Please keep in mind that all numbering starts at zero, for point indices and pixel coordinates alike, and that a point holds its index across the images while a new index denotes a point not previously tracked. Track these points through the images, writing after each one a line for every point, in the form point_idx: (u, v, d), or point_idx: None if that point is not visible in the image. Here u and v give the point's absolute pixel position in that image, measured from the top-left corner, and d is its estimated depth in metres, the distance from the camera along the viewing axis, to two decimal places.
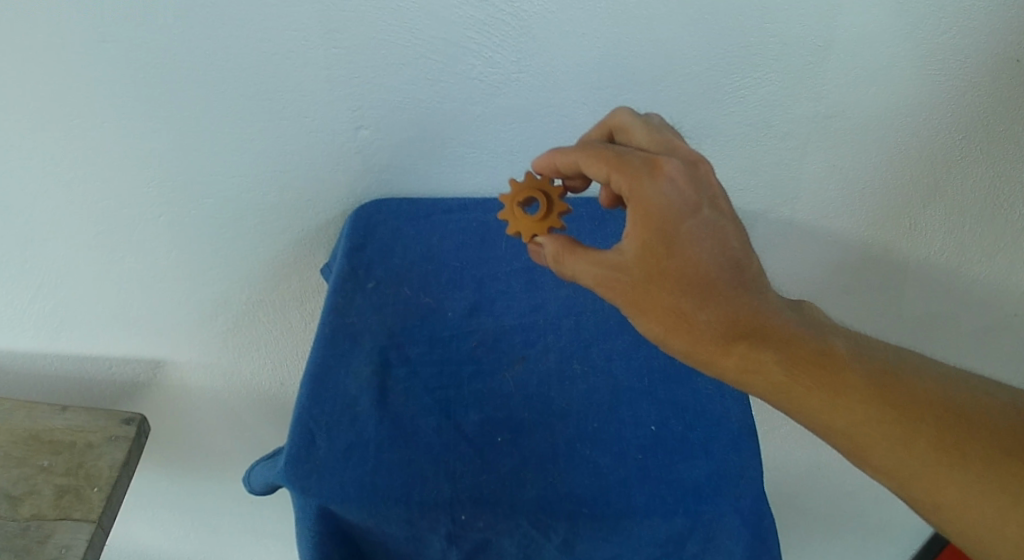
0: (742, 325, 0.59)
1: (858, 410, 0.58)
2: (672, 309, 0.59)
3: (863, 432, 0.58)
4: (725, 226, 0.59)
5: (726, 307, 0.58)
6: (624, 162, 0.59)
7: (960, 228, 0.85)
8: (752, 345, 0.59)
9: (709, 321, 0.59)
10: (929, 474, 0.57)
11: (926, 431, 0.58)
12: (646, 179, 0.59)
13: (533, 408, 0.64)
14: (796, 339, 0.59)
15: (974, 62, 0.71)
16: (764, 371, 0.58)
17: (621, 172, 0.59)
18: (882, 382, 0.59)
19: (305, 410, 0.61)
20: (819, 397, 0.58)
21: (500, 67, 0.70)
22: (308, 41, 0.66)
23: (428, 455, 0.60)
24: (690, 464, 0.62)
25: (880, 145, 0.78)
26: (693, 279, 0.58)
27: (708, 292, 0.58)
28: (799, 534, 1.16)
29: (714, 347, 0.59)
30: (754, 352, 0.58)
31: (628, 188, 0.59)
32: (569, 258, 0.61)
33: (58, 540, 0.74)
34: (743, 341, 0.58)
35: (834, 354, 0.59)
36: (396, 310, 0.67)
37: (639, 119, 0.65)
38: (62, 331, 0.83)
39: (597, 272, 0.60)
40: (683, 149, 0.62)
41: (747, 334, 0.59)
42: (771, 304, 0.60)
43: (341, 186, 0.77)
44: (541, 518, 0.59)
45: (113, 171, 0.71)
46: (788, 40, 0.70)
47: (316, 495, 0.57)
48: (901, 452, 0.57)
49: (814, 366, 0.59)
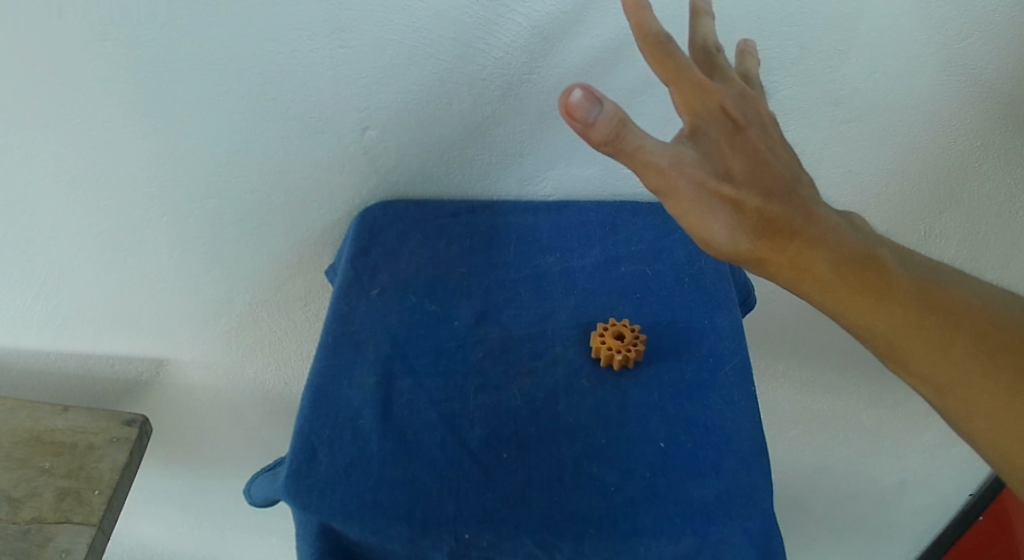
0: (794, 225, 0.52)
1: (894, 311, 0.52)
2: (727, 201, 0.50)
3: (900, 332, 0.52)
4: (774, 146, 0.55)
5: (784, 211, 0.52)
6: (683, 65, 0.52)
7: (975, 231, 0.83)
8: (804, 241, 0.52)
9: (759, 217, 0.51)
10: (960, 379, 0.51)
11: (963, 336, 0.52)
12: (703, 89, 0.53)
13: (540, 423, 0.61)
14: (844, 241, 0.53)
15: (995, 65, 0.70)
16: (814, 270, 0.52)
17: (679, 79, 0.52)
18: (920, 291, 0.53)
19: (307, 423, 0.60)
20: (861, 299, 0.52)
21: (510, 67, 0.68)
22: (314, 40, 0.64)
23: (432, 470, 0.58)
24: (699, 483, 0.59)
25: (897, 146, 0.76)
26: (750, 180, 0.52)
27: (768, 194, 0.52)
28: (802, 538, 1.14)
29: (766, 247, 0.51)
30: (809, 251, 0.52)
31: (682, 89, 0.53)
32: (629, 124, 0.46)
33: (58, 544, 0.73)
34: (796, 239, 0.51)
35: (878, 261, 0.53)
36: (401, 319, 0.66)
37: (709, 42, 0.58)
38: (64, 329, 0.82)
39: (668, 153, 0.49)
40: (732, 76, 0.57)
41: (797, 234, 0.52)
42: (820, 209, 0.53)
43: (345, 189, 0.75)
44: (546, 537, 0.56)
45: (115, 170, 0.70)
46: (807, 43, 0.68)
47: (317, 512, 0.56)
48: (937, 354, 0.51)
49: (862, 269, 0.52)
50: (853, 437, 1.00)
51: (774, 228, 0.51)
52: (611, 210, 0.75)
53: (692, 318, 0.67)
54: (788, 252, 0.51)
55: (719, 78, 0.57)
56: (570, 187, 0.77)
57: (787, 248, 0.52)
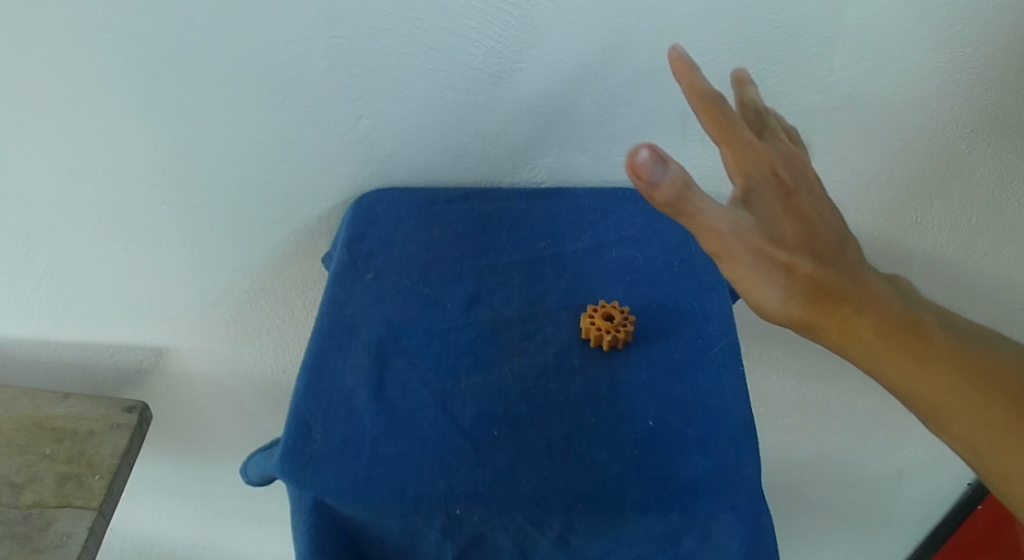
0: (840, 289, 0.48)
1: (941, 376, 0.47)
2: (782, 266, 0.47)
3: (945, 398, 0.47)
4: (828, 206, 0.51)
5: (834, 272, 0.48)
6: (736, 124, 0.49)
7: (965, 219, 0.84)
8: (855, 308, 0.48)
9: (813, 282, 0.48)
10: (1013, 450, 0.46)
11: (1015, 404, 0.47)
12: (756, 149, 0.49)
13: (530, 402, 0.62)
14: (890, 306, 0.49)
15: (981, 53, 0.71)
16: (859, 333, 0.48)
17: (732, 137, 0.49)
18: (967, 354, 0.48)
19: (302, 402, 0.61)
20: (905, 363, 0.47)
21: (502, 57, 0.69)
22: (310, 30, 0.66)
23: (424, 447, 0.59)
24: (687, 460, 0.59)
25: (885, 134, 0.77)
26: (804, 244, 0.48)
27: (821, 256, 0.48)
28: (799, 526, 1.15)
29: (812, 311, 0.47)
30: (855, 316, 0.48)
31: (735, 147, 0.49)
32: (694, 187, 0.44)
33: (59, 528, 0.74)
34: (843, 303, 0.48)
35: (922, 324, 0.49)
36: (395, 302, 0.67)
37: (753, 98, 0.55)
38: (65, 318, 0.83)
39: (727, 217, 0.46)
40: (782, 134, 0.54)
41: (844, 299, 0.48)
42: (867, 274, 0.50)
43: (340, 177, 0.76)
44: (535, 513, 0.57)
45: (115, 159, 0.71)
46: (793, 31, 0.69)
47: (311, 488, 0.57)
48: (978, 419, 0.46)
49: (907, 333, 0.48)
50: (847, 426, 1.01)
51: (824, 293, 0.48)
52: (601, 197, 0.76)
53: (682, 301, 0.68)
54: (834, 318, 0.47)
55: (768, 135, 0.53)
56: (563, 175, 0.78)
57: (835, 313, 0.48)
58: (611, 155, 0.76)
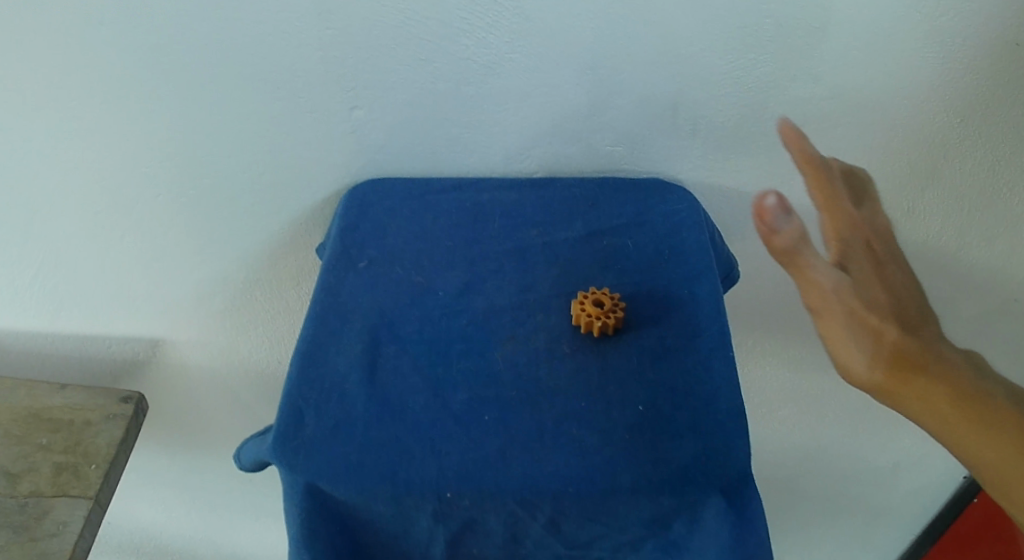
0: (919, 359, 0.54)
1: (1004, 445, 0.52)
2: (871, 331, 0.53)
3: (1006, 466, 0.52)
4: (915, 287, 0.58)
5: (914, 343, 0.54)
6: (837, 196, 0.59)
7: (957, 209, 0.84)
8: (931, 379, 0.53)
9: (895, 350, 0.53)
10: None
11: None
12: (853, 221, 0.58)
13: (521, 387, 0.62)
14: (964, 380, 0.54)
15: (970, 42, 0.71)
16: (934, 402, 0.53)
17: (833, 208, 0.58)
18: None
19: (295, 387, 0.62)
20: (973, 428, 0.53)
21: (493, 47, 0.70)
22: (303, 22, 0.66)
23: (415, 431, 0.60)
24: (677, 444, 0.59)
25: (876, 124, 0.77)
26: (890, 313, 0.54)
27: (903, 325, 0.55)
28: (794, 517, 1.15)
29: (890, 378, 0.53)
30: (931, 385, 0.53)
31: (835, 217, 0.58)
32: (810, 242, 0.53)
33: (55, 517, 0.74)
34: (921, 372, 0.53)
35: (993, 398, 0.54)
36: (388, 289, 0.68)
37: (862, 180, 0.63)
38: (62, 310, 0.84)
39: (833, 278, 0.53)
40: (881, 210, 0.61)
41: (923, 368, 0.54)
42: (945, 349, 0.56)
43: (333, 168, 0.76)
44: (526, 496, 0.57)
45: (111, 150, 0.72)
46: (782, 21, 0.70)
47: (304, 471, 0.58)
48: None
49: (977, 405, 0.53)
50: (842, 417, 1.01)
51: (904, 362, 0.53)
52: (593, 187, 0.77)
53: (672, 288, 0.68)
54: (913, 385, 0.53)
55: (870, 211, 0.61)
56: (556, 166, 0.79)
57: (914, 382, 0.53)
58: (603, 145, 0.77)
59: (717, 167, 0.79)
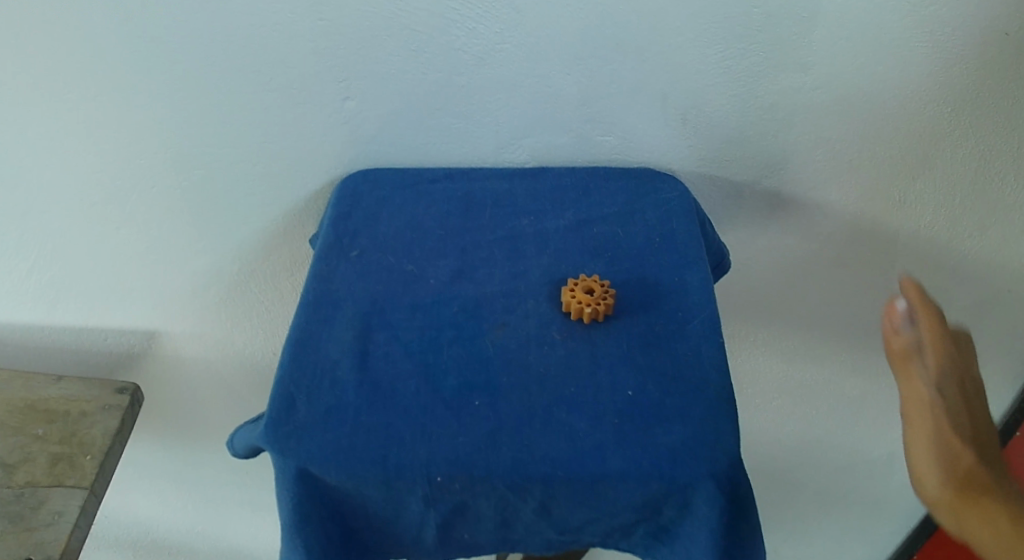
0: (993, 488, 0.51)
1: None
2: (947, 438, 0.53)
3: None
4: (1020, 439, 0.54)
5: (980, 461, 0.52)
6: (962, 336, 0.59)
7: (951, 202, 0.84)
8: (1000, 508, 0.50)
9: (966, 469, 0.52)
10: None
11: None
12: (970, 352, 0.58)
13: (512, 373, 0.62)
14: None
15: (960, 31, 0.71)
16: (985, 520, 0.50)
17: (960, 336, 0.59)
18: None
19: (287, 374, 0.62)
20: None
21: (484, 38, 0.70)
22: (294, 13, 0.67)
23: (406, 416, 0.60)
24: (667, 429, 0.59)
25: (867, 114, 0.77)
26: (975, 435, 0.53)
27: (979, 449, 0.53)
28: (790, 508, 1.16)
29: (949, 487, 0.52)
30: (993, 511, 0.50)
31: (965, 352, 0.58)
32: (925, 352, 0.57)
33: (51, 507, 0.75)
34: (983, 490, 0.51)
35: None
36: (380, 277, 0.68)
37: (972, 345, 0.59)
38: (58, 302, 0.84)
39: (931, 390, 0.55)
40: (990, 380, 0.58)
41: (992, 492, 0.51)
42: None
43: (326, 159, 0.77)
44: (515, 480, 0.57)
45: (106, 142, 0.73)
46: (771, 10, 0.70)
47: (295, 455, 0.58)
48: None
49: None
50: (836, 407, 1.02)
51: (973, 482, 0.51)
52: (584, 176, 0.78)
53: (662, 275, 0.69)
54: (974, 505, 0.50)
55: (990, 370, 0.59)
56: (547, 156, 0.79)
57: (977, 502, 0.50)
58: (594, 135, 0.78)
59: (708, 157, 0.80)
